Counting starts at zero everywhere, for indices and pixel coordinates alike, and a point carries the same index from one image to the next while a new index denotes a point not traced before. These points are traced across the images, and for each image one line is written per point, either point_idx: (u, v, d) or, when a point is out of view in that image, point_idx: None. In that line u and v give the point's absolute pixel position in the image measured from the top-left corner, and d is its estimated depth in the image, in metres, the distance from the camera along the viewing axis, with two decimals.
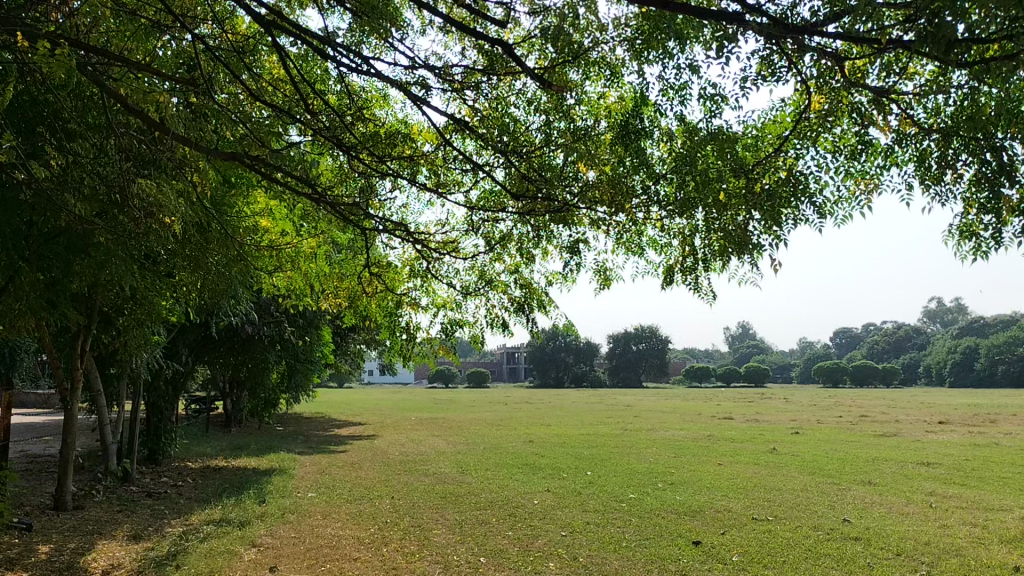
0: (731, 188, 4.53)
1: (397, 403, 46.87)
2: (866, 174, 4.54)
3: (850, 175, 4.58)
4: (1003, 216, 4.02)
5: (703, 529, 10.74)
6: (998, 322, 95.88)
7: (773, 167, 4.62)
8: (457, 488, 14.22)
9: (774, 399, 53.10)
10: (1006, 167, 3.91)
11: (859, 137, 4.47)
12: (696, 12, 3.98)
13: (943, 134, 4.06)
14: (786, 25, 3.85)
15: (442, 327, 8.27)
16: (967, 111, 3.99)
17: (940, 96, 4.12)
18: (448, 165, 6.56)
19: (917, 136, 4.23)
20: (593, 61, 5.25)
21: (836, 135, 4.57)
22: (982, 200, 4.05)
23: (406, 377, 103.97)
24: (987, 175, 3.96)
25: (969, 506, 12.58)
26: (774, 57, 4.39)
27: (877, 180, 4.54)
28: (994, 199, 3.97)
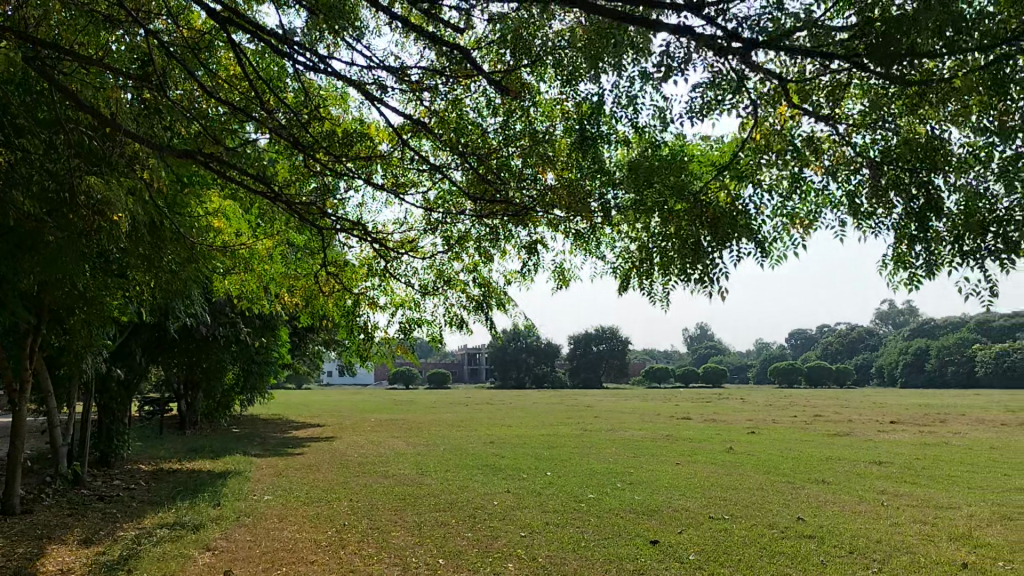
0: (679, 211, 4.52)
1: (356, 404, 46.52)
2: (804, 217, 4.47)
3: (784, 220, 4.47)
4: (933, 246, 4.00)
5: (660, 528, 10.82)
6: (947, 324, 98.05)
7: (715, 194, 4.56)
8: (416, 489, 14.14)
9: (732, 399, 53.70)
10: (933, 203, 3.92)
11: (793, 175, 4.47)
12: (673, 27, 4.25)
13: (873, 169, 4.03)
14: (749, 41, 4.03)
15: (400, 325, 8.22)
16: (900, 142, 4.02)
17: (876, 135, 4.17)
18: (404, 164, 6.52)
19: (848, 171, 4.21)
20: (548, 68, 5.29)
21: (773, 174, 4.51)
22: (910, 232, 4.04)
23: (365, 378, 103.24)
24: (915, 211, 3.97)
25: (918, 504, 12.84)
26: (725, 77, 4.49)
27: (814, 221, 4.48)
28: (921, 233, 3.97)
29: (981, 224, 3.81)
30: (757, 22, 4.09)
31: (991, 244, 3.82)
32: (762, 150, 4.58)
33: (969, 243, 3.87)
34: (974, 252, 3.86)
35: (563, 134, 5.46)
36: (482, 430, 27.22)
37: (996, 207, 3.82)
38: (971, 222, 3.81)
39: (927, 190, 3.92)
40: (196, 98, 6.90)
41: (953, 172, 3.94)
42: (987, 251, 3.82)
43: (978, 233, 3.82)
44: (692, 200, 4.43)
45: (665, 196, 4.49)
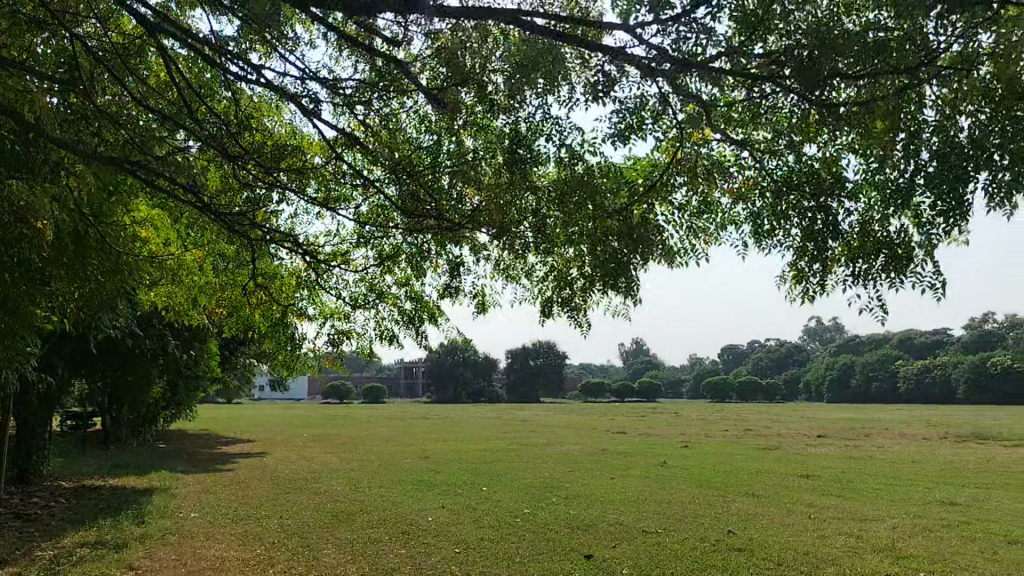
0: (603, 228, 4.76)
1: (289, 419, 45.48)
2: (706, 231, 4.87)
3: (696, 236, 4.85)
4: (828, 265, 4.19)
5: (594, 543, 10.84)
6: (871, 340, 101.16)
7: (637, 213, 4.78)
8: (348, 506, 13.89)
9: (664, 414, 54.40)
10: (830, 224, 4.11)
11: (704, 199, 4.82)
12: (610, 50, 4.37)
13: (778, 190, 4.23)
14: (686, 61, 4.14)
15: (330, 338, 8.08)
16: (804, 170, 4.21)
17: (787, 156, 4.31)
18: (336, 179, 6.44)
19: (755, 196, 4.51)
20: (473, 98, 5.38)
21: (683, 198, 4.82)
22: (809, 252, 4.21)
23: (298, 393, 101.25)
24: (811, 231, 4.16)
25: (845, 516, 13.15)
26: (654, 103, 4.63)
27: (715, 237, 4.87)
28: (819, 252, 4.15)
29: (874, 246, 4.05)
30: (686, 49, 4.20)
31: (882, 268, 4.02)
32: (678, 172, 4.78)
33: (862, 265, 4.08)
34: (869, 273, 4.05)
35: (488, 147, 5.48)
36: (418, 446, 26.94)
37: (888, 231, 4.04)
38: (868, 245, 4.04)
39: (825, 215, 4.08)
40: (125, 104, 6.75)
41: (848, 199, 4.16)
42: (878, 273, 4.01)
43: (871, 255, 4.04)
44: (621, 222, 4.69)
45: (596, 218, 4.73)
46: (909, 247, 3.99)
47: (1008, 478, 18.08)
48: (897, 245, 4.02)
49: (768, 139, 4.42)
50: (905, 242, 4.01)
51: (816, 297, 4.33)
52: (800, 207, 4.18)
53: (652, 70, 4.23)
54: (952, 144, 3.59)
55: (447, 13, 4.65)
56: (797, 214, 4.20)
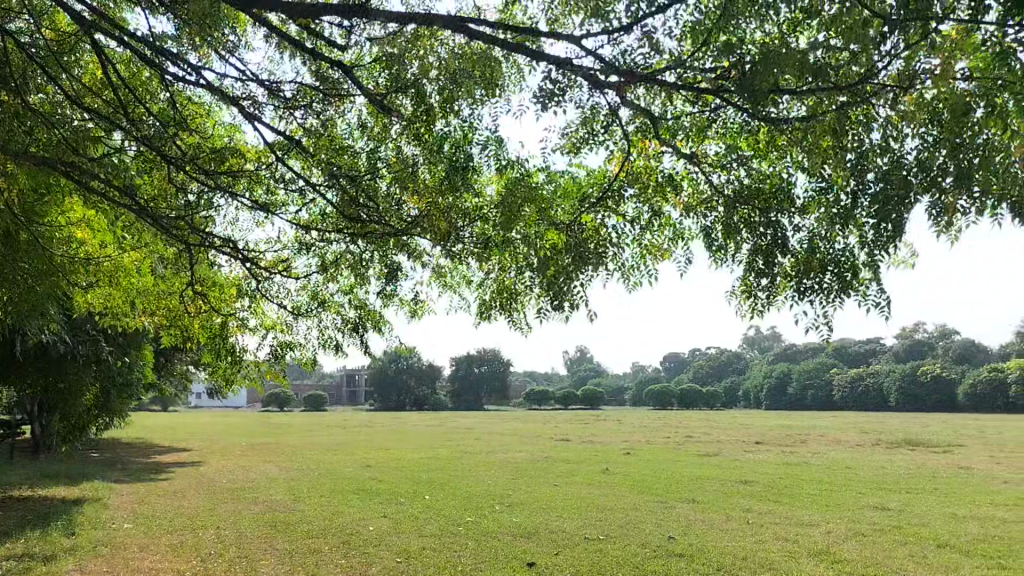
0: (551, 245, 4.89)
1: (226, 428, 44.43)
2: (657, 241, 4.96)
3: (644, 244, 4.95)
4: (776, 281, 4.24)
5: (536, 551, 10.84)
6: (807, 348, 103.50)
7: (587, 224, 4.84)
8: (287, 516, 13.64)
9: (606, 421, 54.80)
10: (777, 241, 4.18)
11: (655, 210, 4.85)
12: (556, 59, 4.38)
13: (730, 200, 4.34)
14: (632, 73, 4.16)
15: (272, 349, 7.95)
16: (759, 181, 4.35)
17: (738, 167, 4.41)
18: (276, 184, 6.34)
19: (706, 209, 4.61)
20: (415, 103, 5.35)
21: (632, 209, 4.89)
22: (756, 266, 4.26)
23: (237, 401, 99.26)
24: (761, 247, 4.24)
25: (781, 522, 13.38)
26: (598, 115, 4.67)
27: (667, 249, 4.96)
28: (768, 269, 4.20)
29: (819, 264, 4.12)
30: (631, 59, 4.24)
31: (830, 285, 4.11)
32: (627, 184, 4.82)
33: (810, 280, 4.16)
34: (820, 289, 4.13)
35: (428, 155, 5.45)
36: (359, 454, 26.62)
37: (835, 247, 4.13)
38: (813, 263, 4.14)
39: (774, 230, 4.17)
40: (59, 103, 6.54)
41: (797, 216, 4.26)
42: (825, 288, 4.10)
43: (818, 271, 4.12)
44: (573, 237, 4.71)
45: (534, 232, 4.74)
46: (854, 263, 4.10)
47: (936, 483, 18.63)
48: (843, 261, 4.12)
49: (716, 150, 4.53)
50: (850, 257, 4.13)
51: (764, 311, 4.41)
52: (751, 222, 4.32)
53: (596, 81, 4.25)
54: (898, 165, 3.67)
55: (392, 19, 4.59)
56: (750, 229, 4.32)
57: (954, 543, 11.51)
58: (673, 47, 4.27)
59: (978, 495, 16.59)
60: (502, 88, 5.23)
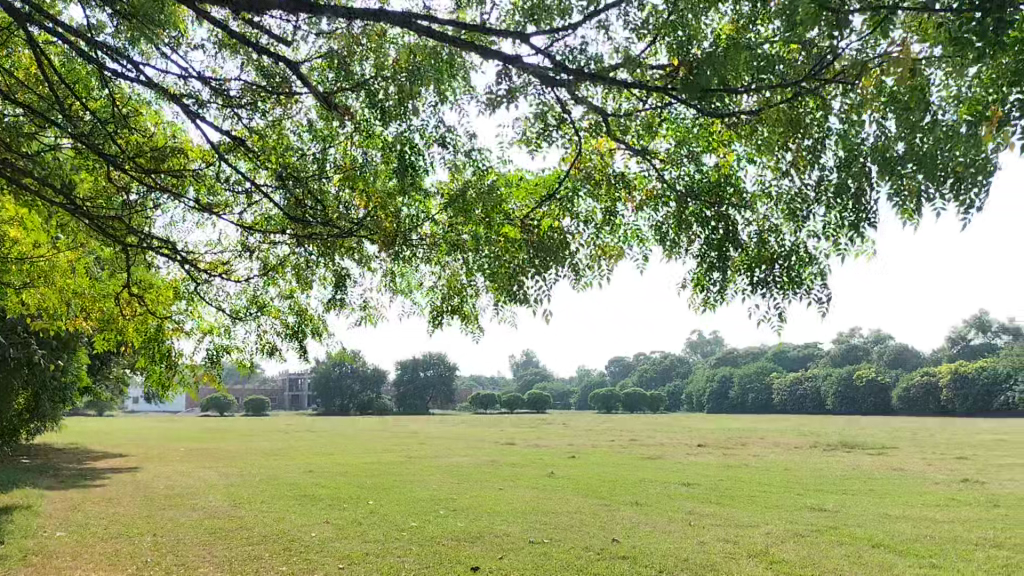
0: (511, 241, 4.97)
1: (164, 433, 43.35)
2: (610, 241, 5.01)
3: (596, 242, 5.02)
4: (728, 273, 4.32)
5: (481, 554, 10.82)
6: (748, 352, 105.51)
7: (541, 216, 4.97)
8: (227, 522, 13.39)
9: (554, 425, 54.81)
10: (729, 235, 4.27)
11: (610, 205, 4.90)
12: (503, 55, 4.42)
13: (684, 195, 4.41)
14: (573, 70, 4.25)
15: (207, 352, 7.78)
16: (706, 177, 4.45)
17: (683, 167, 4.54)
18: (219, 185, 6.24)
19: (660, 203, 4.73)
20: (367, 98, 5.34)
21: (585, 208, 4.96)
22: (710, 261, 4.35)
23: (176, 405, 97.07)
24: (713, 242, 4.30)
25: (722, 523, 13.60)
26: (550, 115, 4.76)
27: (620, 249, 5.03)
28: (721, 262, 4.29)
29: (768, 257, 4.27)
30: (580, 57, 4.32)
31: (780, 279, 4.24)
32: (581, 183, 4.88)
33: (760, 274, 4.29)
34: (770, 284, 4.25)
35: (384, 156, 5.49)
36: (302, 459, 26.24)
37: (784, 241, 4.33)
38: (763, 258, 4.28)
39: (725, 224, 4.26)
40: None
41: (745, 208, 4.42)
42: (776, 282, 4.23)
43: (767, 264, 4.27)
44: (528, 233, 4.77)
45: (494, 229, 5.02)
46: (803, 259, 4.27)
47: (870, 485, 19.11)
48: (792, 255, 4.28)
49: (666, 151, 4.63)
50: (799, 251, 4.29)
51: (717, 304, 4.49)
52: (702, 217, 4.39)
53: (543, 78, 4.30)
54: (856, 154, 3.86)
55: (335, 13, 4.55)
56: (701, 224, 4.41)
57: (888, 544, 11.80)
58: (623, 49, 4.31)
59: (910, 496, 17.07)
60: (459, 85, 5.24)
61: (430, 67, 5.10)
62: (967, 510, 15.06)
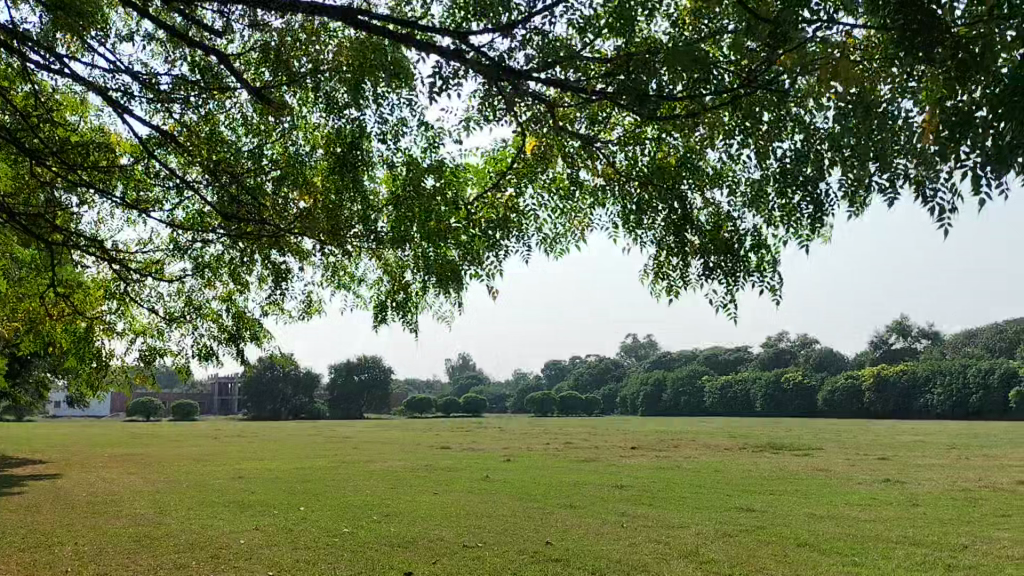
0: (457, 223, 5.12)
1: (86, 438, 41.88)
2: (580, 215, 5.22)
3: (563, 215, 5.19)
4: (687, 257, 4.71)
5: (414, 560, 10.74)
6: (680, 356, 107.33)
7: (490, 202, 5.06)
8: (152, 530, 13.00)
9: (489, 428, 54.81)
10: (686, 217, 4.65)
11: (571, 178, 4.99)
12: (428, 48, 4.53)
13: (640, 181, 4.73)
14: (501, 67, 4.49)
15: (140, 354, 7.54)
16: (654, 163, 4.74)
17: (636, 149, 4.82)
18: (150, 181, 6.07)
19: (620, 182, 4.85)
20: (309, 88, 5.39)
21: (550, 177, 5.05)
22: (669, 245, 4.78)
23: (99, 410, 93.90)
24: (674, 222, 4.66)
25: (654, 525, 13.76)
26: (494, 101, 4.88)
27: (586, 218, 5.22)
28: (679, 245, 4.70)
29: (724, 245, 4.65)
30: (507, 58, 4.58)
31: (729, 265, 4.63)
32: (537, 165, 4.98)
33: (713, 259, 4.63)
34: (724, 269, 4.60)
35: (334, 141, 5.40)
36: (231, 465, 25.67)
37: (737, 225, 4.70)
38: (717, 242, 4.66)
39: (683, 207, 4.62)
40: None
41: (707, 187, 4.72)
42: (727, 268, 4.58)
43: (723, 248, 4.65)
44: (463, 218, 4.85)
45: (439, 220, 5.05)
46: (756, 245, 4.64)
47: (797, 485, 19.60)
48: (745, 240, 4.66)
49: (612, 141, 4.83)
50: (756, 236, 4.67)
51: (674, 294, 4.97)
52: (659, 202, 4.67)
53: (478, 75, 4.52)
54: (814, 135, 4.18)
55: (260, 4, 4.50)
56: (664, 207, 4.67)
57: (812, 543, 12.10)
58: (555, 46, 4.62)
59: (835, 496, 17.55)
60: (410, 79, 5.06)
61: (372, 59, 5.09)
62: (888, 509, 15.53)
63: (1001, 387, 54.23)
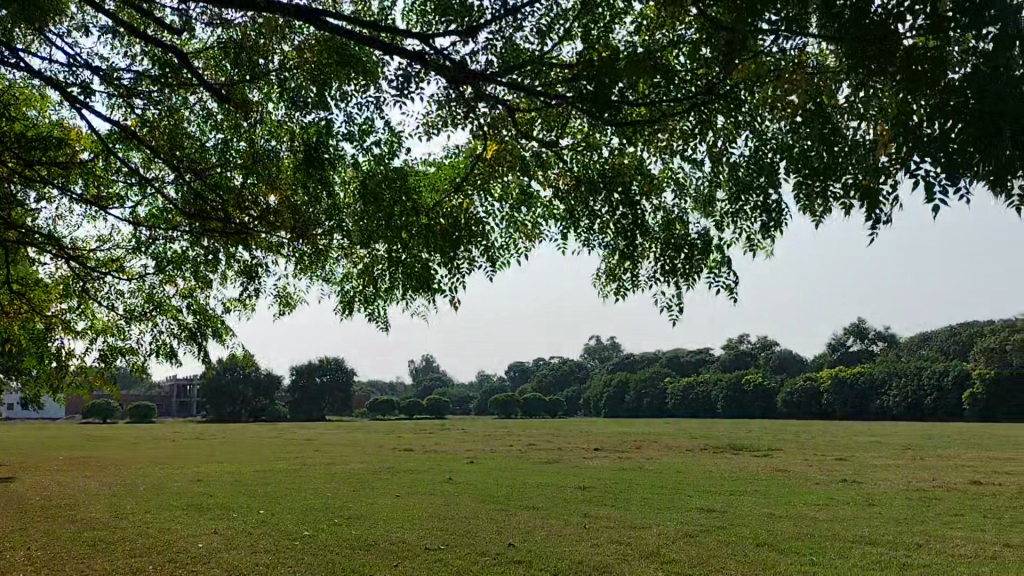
0: (411, 226, 5.11)
1: (41, 441, 40.97)
2: (528, 225, 5.29)
3: (512, 222, 5.20)
4: (639, 259, 4.93)
5: (375, 563, 10.72)
6: (644, 358, 108.15)
7: (448, 208, 5.13)
8: (108, 534, 12.80)
9: (452, 430, 54.69)
10: (637, 223, 4.83)
11: (523, 186, 5.06)
12: (388, 51, 4.62)
13: (588, 187, 4.80)
14: (464, 72, 4.58)
15: (100, 352, 7.43)
16: (608, 170, 4.82)
17: (592, 154, 4.90)
18: (110, 177, 6.01)
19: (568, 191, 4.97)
20: (274, 87, 5.44)
21: (501, 185, 5.07)
22: (619, 249, 4.94)
23: (54, 412, 92.04)
24: (624, 227, 4.82)
25: (615, 525, 13.87)
26: (454, 106, 4.96)
27: (538, 228, 5.29)
28: (630, 248, 4.85)
29: (679, 247, 4.83)
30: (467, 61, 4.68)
31: (682, 268, 4.80)
32: (498, 170, 4.93)
33: (666, 263, 4.86)
34: (673, 270, 4.83)
35: (296, 143, 5.42)
36: (189, 468, 25.34)
37: (690, 230, 4.86)
38: (670, 244, 4.86)
39: (633, 213, 4.79)
40: None
41: (657, 193, 4.92)
42: (678, 271, 4.80)
43: (676, 253, 4.83)
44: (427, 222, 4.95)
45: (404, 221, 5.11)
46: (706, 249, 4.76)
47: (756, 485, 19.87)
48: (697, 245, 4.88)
49: (568, 147, 4.89)
50: (705, 241, 4.79)
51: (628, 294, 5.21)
52: (611, 204, 4.80)
53: (439, 77, 4.62)
54: (763, 144, 4.28)
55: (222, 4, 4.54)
56: (610, 209, 4.81)
57: (770, 543, 12.28)
58: (518, 50, 4.72)
59: (793, 496, 17.81)
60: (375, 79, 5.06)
61: (335, 58, 5.10)
62: (844, 509, 15.79)
63: (954, 390, 55.47)
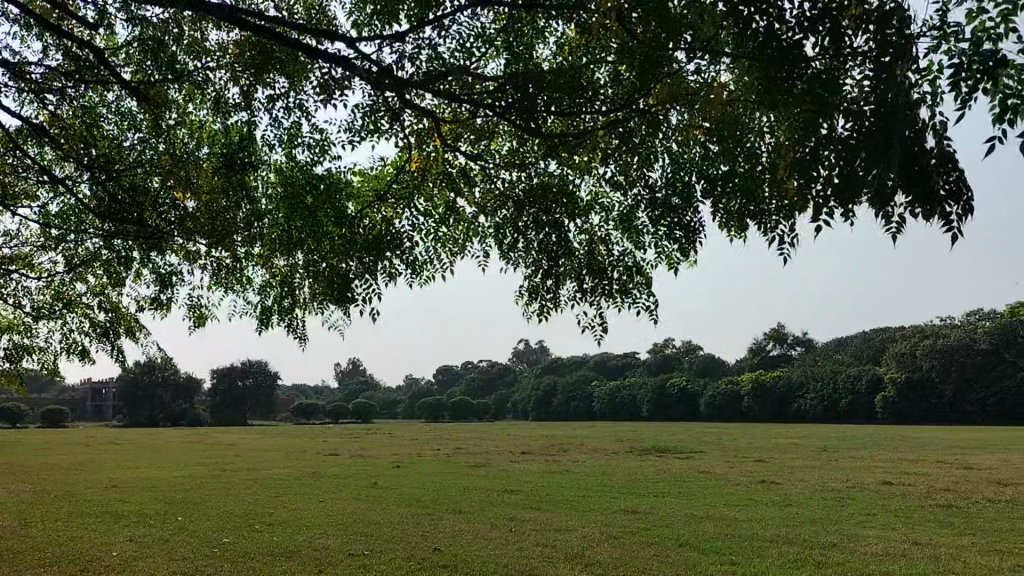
0: (335, 234, 4.95)
1: None
2: (451, 241, 5.22)
3: (437, 238, 5.15)
4: (561, 280, 4.84)
5: (298, 570, 10.51)
6: (571, 361, 109.16)
7: (372, 218, 5.03)
8: (13, 544, 12.22)
9: (379, 435, 53.95)
10: (563, 243, 4.77)
11: (449, 202, 5.07)
12: (317, 56, 4.57)
13: (518, 205, 4.84)
14: (391, 78, 4.57)
15: (5, 351, 7.09)
16: (536, 189, 4.83)
17: (518, 172, 4.92)
18: (15, 173, 5.79)
19: (497, 209, 5.03)
20: (198, 88, 5.31)
21: (428, 200, 5.10)
22: (542, 267, 4.85)
23: None
24: (548, 242, 4.77)
25: (541, 528, 13.95)
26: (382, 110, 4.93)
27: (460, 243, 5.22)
28: (557, 268, 4.78)
29: (599, 267, 4.89)
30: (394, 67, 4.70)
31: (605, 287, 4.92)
32: (419, 179, 5.03)
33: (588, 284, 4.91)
34: (595, 291, 4.88)
35: (218, 146, 5.34)
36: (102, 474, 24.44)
37: (611, 250, 4.94)
38: (590, 265, 4.88)
39: (557, 231, 4.74)
40: None
41: (581, 215, 4.91)
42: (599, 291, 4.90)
43: (597, 272, 4.90)
44: (349, 231, 4.89)
45: (321, 230, 4.95)
46: (629, 268, 4.88)
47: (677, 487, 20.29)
48: (616, 266, 4.91)
49: (495, 162, 4.97)
50: (625, 260, 4.90)
51: (550, 312, 5.17)
52: (537, 222, 4.82)
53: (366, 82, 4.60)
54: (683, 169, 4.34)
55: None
56: (537, 227, 4.82)
57: (693, 543, 12.52)
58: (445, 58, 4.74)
59: (714, 497, 18.17)
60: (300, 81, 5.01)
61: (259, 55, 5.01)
62: (763, 509, 16.21)
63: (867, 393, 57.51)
